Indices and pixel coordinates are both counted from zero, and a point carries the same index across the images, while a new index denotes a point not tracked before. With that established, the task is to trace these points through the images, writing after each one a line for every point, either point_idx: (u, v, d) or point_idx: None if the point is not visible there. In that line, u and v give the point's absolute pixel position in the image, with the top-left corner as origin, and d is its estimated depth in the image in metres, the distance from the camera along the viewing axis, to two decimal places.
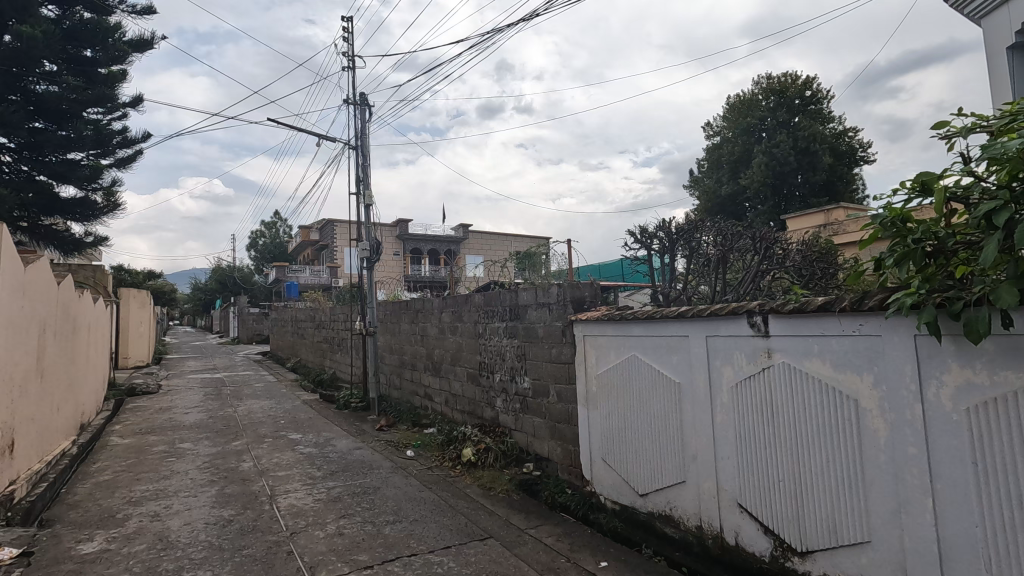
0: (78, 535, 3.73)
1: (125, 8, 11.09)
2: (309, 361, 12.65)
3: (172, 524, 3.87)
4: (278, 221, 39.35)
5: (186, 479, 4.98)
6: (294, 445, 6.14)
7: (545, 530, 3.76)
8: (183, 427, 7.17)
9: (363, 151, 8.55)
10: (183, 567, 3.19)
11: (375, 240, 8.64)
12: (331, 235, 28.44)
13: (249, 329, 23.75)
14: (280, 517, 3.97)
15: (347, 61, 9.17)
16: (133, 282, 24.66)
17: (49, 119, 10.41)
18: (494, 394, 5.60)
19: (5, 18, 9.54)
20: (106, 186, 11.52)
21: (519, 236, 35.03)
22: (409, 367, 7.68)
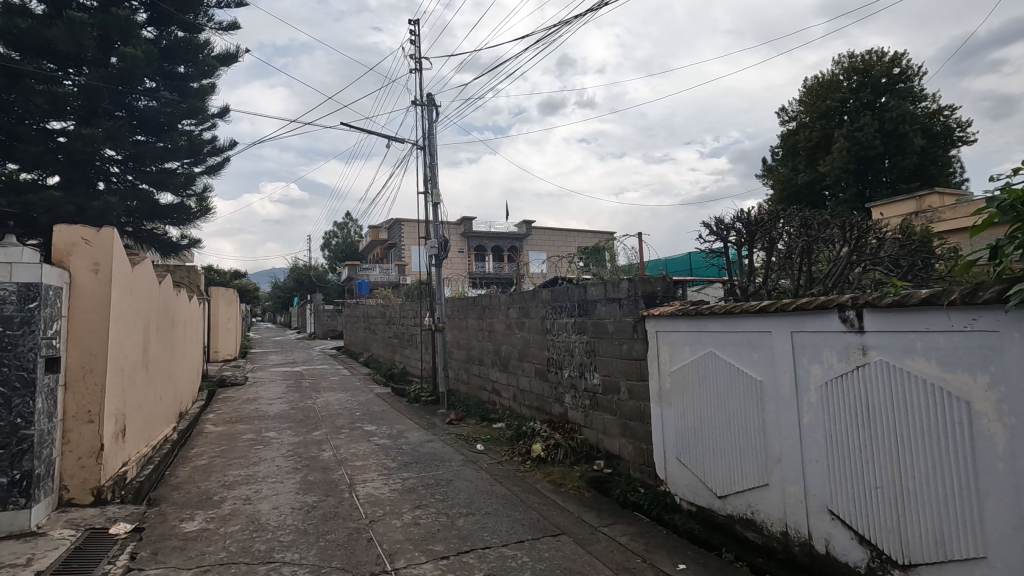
0: (181, 514, 4.04)
1: (213, 26, 11.89)
2: (380, 356, 13.10)
3: (263, 508, 4.12)
4: (349, 221, 41.02)
5: (272, 466, 5.29)
6: (369, 437, 6.37)
7: (619, 529, 3.69)
8: (267, 417, 7.62)
9: (430, 151, 8.75)
10: (273, 548, 3.38)
11: (444, 238, 8.79)
12: (398, 233, 29.33)
13: (325, 325, 24.94)
14: (359, 505, 4.13)
15: (415, 63, 9.40)
16: (221, 282, 26.53)
17: (149, 132, 11.36)
18: (564, 390, 5.56)
19: (112, 41, 10.44)
20: (199, 192, 12.45)
21: (582, 231, 34.68)
22: (477, 362, 7.78)
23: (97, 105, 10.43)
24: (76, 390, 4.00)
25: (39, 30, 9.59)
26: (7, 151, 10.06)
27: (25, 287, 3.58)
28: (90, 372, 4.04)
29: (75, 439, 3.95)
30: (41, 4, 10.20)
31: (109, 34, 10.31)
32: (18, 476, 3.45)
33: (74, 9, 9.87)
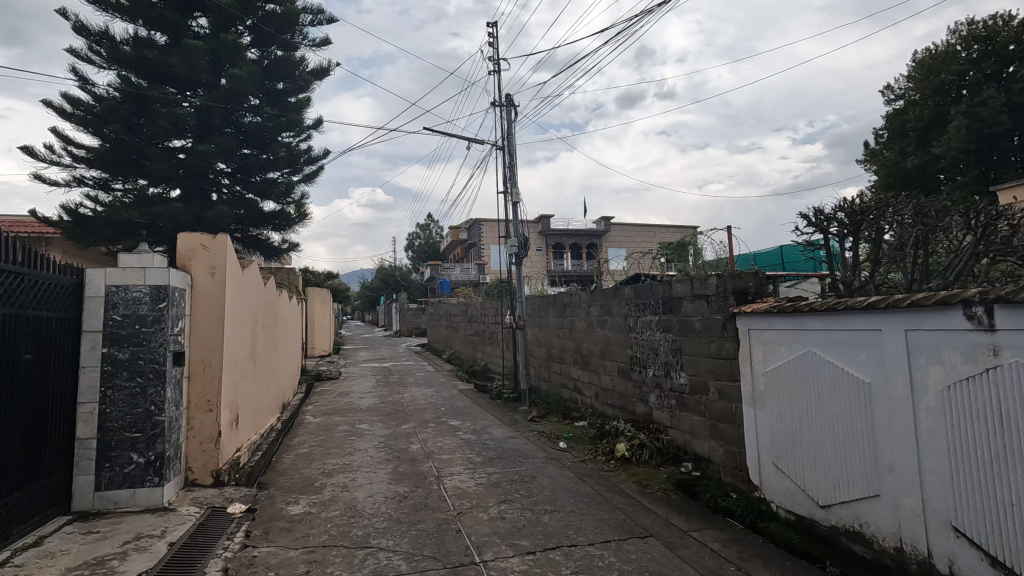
0: (287, 497, 4.37)
1: (308, 43, 12.70)
2: (462, 353, 13.42)
3: (358, 495, 4.36)
4: (431, 223, 42.38)
5: (366, 456, 5.58)
6: (455, 431, 6.56)
7: (710, 534, 3.56)
8: (360, 410, 8.05)
9: (510, 151, 8.85)
10: (370, 534, 3.57)
11: (524, 236, 8.83)
12: (478, 234, 29.90)
13: (410, 323, 25.95)
14: (447, 497, 4.27)
15: (494, 65, 9.53)
16: (316, 283, 28.29)
17: (254, 145, 12.35)
18: (648, 389, 5.43)
19: (221, 64, 11.43)
20: (297, 200, 13.36)
21: (663, 226, 33.65)
22: (558, 360, 7.78)
23: (210, 122, 11.48)
24: (197, 382, 4.43)
25: (162, 59, 10.70)
26: (138, 168, 11.31)
27: (156, 289, 4.01)
28: (208, 366, 4.47)
29: (197, 426, 4.38)
30: (164, 36, 11.38)
31: (219, 58, 11.32)
32: (153, 458, 3.89)
33: (191, 38, 10.94)
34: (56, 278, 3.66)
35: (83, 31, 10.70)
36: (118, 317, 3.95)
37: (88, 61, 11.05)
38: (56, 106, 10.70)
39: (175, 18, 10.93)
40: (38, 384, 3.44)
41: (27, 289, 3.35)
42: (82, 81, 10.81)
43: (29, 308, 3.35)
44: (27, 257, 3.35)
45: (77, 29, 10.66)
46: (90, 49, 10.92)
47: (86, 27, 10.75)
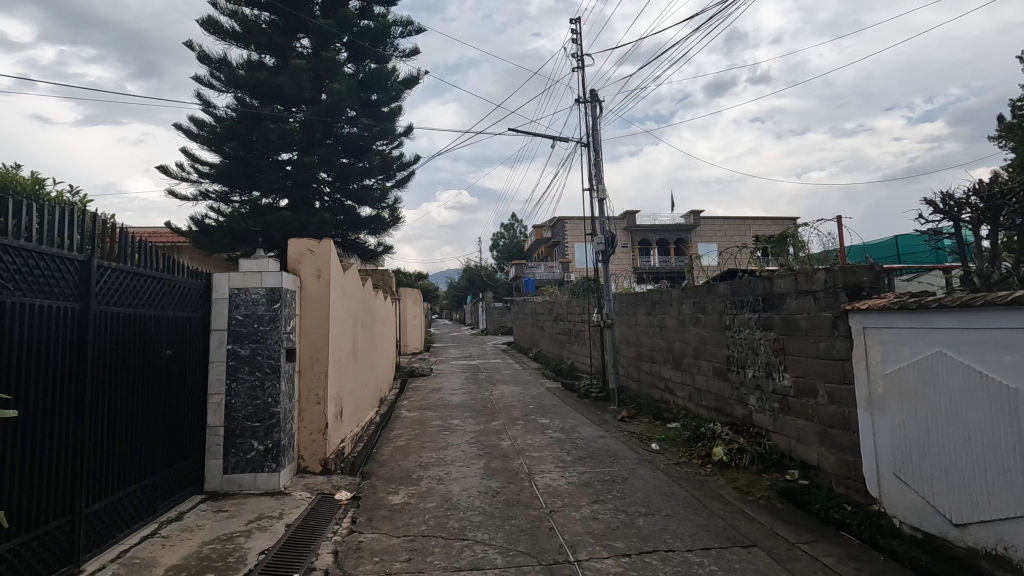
0: (388, 488, 4.60)
1: (398, 54, 13.26)
2: (548, 352, 13.44)
3: (454, 489, 4.51)
4: (515, 222, 42.84)
5: (459, 451, 5.75)
6: (544, 429, 6.59)
7: (822, 548, 3.31)
8: (451, 406, 8.31)
9: (595, 148, 8.74)
10: (466, 526, 3.68)
11: (610, 233, 8.68)
12: (561, 232, 29.80)
13: (496, 322, 26.41)
14: (539, 494, 4.30)
15: (578, 62, 9.45)
16: (407, 283, 29.53)
17: (352, 154, 13.11)
18: (748, 390, 5.15)
19: (322, 80, 12.23)
20: (391, 205, 14.03)
21: (758, 218, 31.72)
22: (648, 359, 7.59)
23: (313, 135, 12.34)
24: (307, 377, 4.78)
25: (272, 79, 11.64)
26: (251, 180, 12.39)
27: (271, 291, 4.37)
28: (316, 362, 4.80)
29: (307, 417, 4.73)
30: (273, 58, 12.38)
31: (321, 75, 12.13)
32: (270, 445, 4.25)
33: (296, 58, 11.83)
34: (190, 281, 4.10)
35: (206, 60, 11.89)
36: (239, 316, 4.35)
37: (210, 86, 12.28)
38: (184, 128, 11.98)
39: (283, 42, 11.96)
40: (177, 376, 3.87)
41: (167, 291, 3.78)
42: (206, 104, 12.01)
43: (168, 308, 3.78)
44: (166, 263, 3.78)
45: (201, 58, 11.87)
46: (211, 75, 12.13)
47: (208, 55, 11.95)
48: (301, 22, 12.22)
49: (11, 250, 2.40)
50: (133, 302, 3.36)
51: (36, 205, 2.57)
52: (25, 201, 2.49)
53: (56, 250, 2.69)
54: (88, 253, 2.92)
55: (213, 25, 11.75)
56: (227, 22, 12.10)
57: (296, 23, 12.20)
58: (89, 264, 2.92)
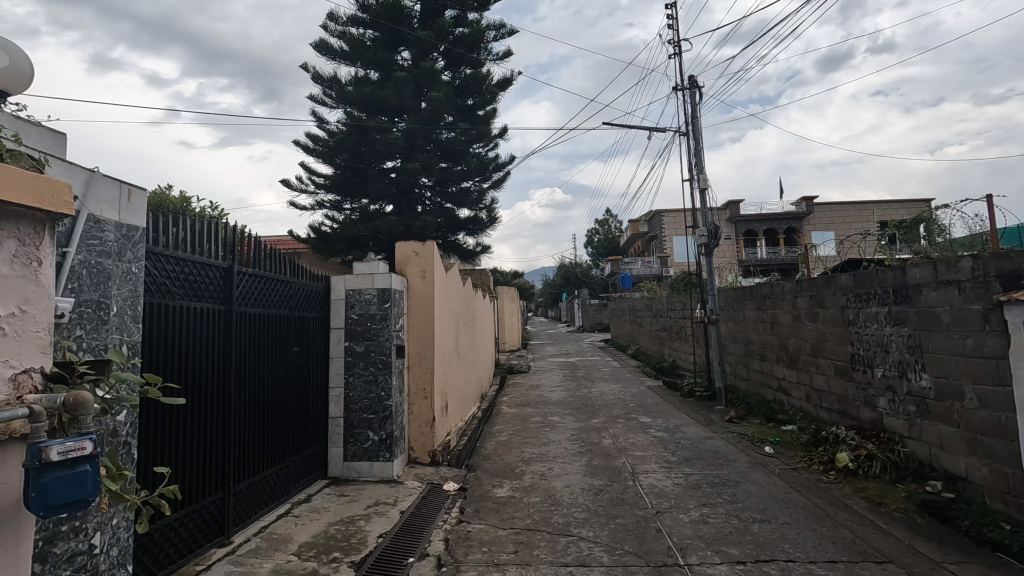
0: (493, 481, 4.73)
1: (492, 57, 13.53)
2: (648, 349, 13.10)
3: (557, 484, 4.54)
4: (610, 218, 42.13)
5: (560, 447, 5.78)
6: (646, 428, 6.43)
7: (974, 570, 2.93)
8: (551, 403, 8.36)
9: (696, 136, 8.37)
10: (570, 522, 3.69)
11: (714, 225, 8.26)
12: (659, 225, 28.81)
13: (592, 319, 26.14)
14: (644, 494, 4.20)
15: (675, 48, 9.08)
16: (503, 282, 30.08)
17: (450, 158, 13.59)
18: (877, 392, 4.68)
19: (421, 88, 12.78)
20: (488, 205, 14.37)
21: (884, 202, 28.60)
22: (758, 357, 7.14)
23: (414, 143, 12.96)
24: (415, 373, 5.04)
25: (377, 92, 12.36)
26: (360, 189, 13.26)
27: (382, 291, 4.65)
28: (423, 358, 5.06)
29: (417, 411, 5.00)
30: (377, 72, 13.14)
31: (421, 84, 12.69)
32: (384, 436, 4.53)
33: (398, 70, 12.47)
34: (313, 284, 4.50)
35: (319, 80, 12.89)
36: (355, 315, 4.68)
37: (323, 104, 13.30)
38: (302, 144, 13.07)
39: (386, 56, 12.65)
40: (304, 371, 4.26)
41: (294, 294, 4.17)
42: (320, 120, 13.02)
43: (295, 309, 4.17)
44: (293, 269, 4.18)
45: (315, 78, 12.88)
46: (324, 93, 13.13)
47: (321, 75, 12.94)
48: (402, 36, 12.87)
49: (173, 260, 2.77)
50: (266, 304, 3.75)
51: (190, 220, 2.95)
52: (181, 217, 2.86)
53: (205, 259, 3.06)
54: (229, 261, 3.29)
55: (324, 47, 12.71)
56: (337, 42, 13.02)
57: (397, 37, 12.87)
58: (231, 270, 3.29)
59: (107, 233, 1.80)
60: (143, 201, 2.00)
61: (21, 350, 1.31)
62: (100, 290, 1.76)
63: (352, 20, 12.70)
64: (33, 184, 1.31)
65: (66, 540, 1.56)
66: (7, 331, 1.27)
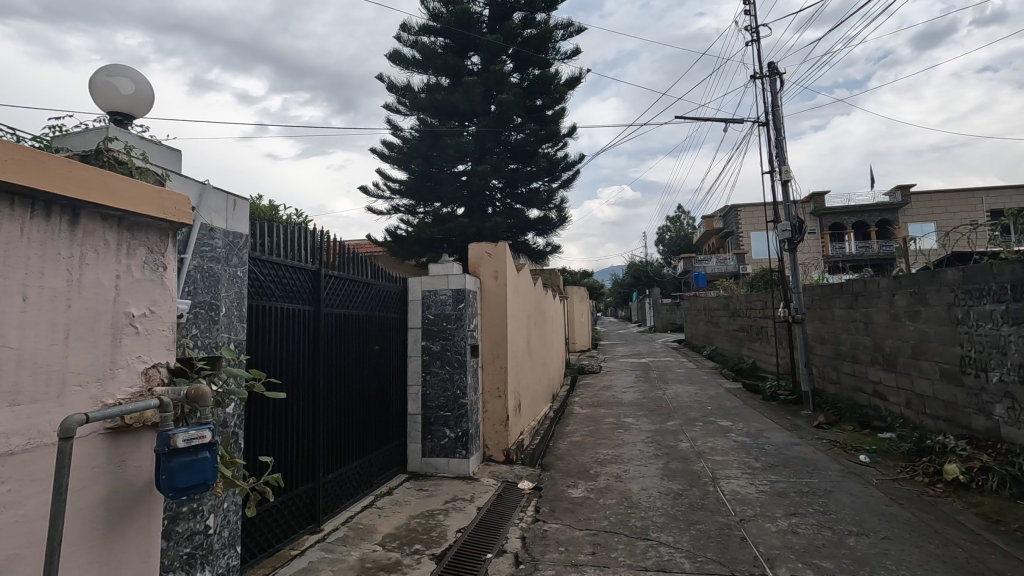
0: (568, 481, 4.71)
1: (561, 56, 13.49)
2: (725, 350, 12.57)
3: (633, 487, 4.45)
4: (682, 215, 40.84)
5: (635, 449, 5.67)
6: (726, 432, 6.18)
7: None
8: (624, 404, 8.22)
9: (777, 126, 7.95)
10: (649, 526, 3.61)
11: (798, 219, 7.81)
12: (734, 221, 27.59)
13: (664, 319, 25.45)
14: (726, 501, 4.03)
15: (753, 34, 8.67)
16: (571, 282, 29.92)
17: (519, 159, 13.69)
18: (991, 398, 4.25)
19: (491, 92, 12.95)
20: (558, 205, 14.34)
21: (995, 189, 25.86)
22: (849, 359, 6.67)
23: (484, 145, 13.16)
24: (490, 372, 5.13)
25: (448, 98, 12.66)
26: (433, 192, 13.64)
27: (456, 291, 4.75)
28: (496, 358, 5.14)
29: (491, 409, 5.08)
30: (448, 78, 13.46)
31: (490, 88, 12.86)
32: (460, 434, 4.63)
33: (468, 75, 12.71)
34: (391, 285, 4.68)
35: (393, 88, 13.39)
36: (431, 315, 4.83)
37: (397, 111, 13.79)
38: (378, 151, 13.62)
39: (456, 61, 12.93)
40: (384, 369, 4.45)
41: (374, 295, 4.36)
42: (395, 128, 13.51)
43: (376, 310, 4.36)
44: (374, 271, 4.36)
45: (390, 87, 13.39)
46: (398, 102, 13.62)
47: (395, 84, 13.42)
48: (472, 41, 13.11)
49: (269, 264, 2.97)
50: (350, 305, 3.94)
51: (283, 227, 3.15)
52: (275, 224, 3.06)
53: (297, 263, 3.26)
54: (317, 264, 3.49)
55: (398, 57, 13.19)
56: (410, 51, 13.46)
57: (467, 43, 13.12)
58: (318, 273, 3.48)
59: (217, 240, 1.97)
60: (246, 210, 2.16)
61: (151, 347, 1.46)
62: (212, 293, 1.92)
63: (424, 29, 13.08)
64: (160, 197, 1.46)
65: (186, 520, 1.72)
66: (139, 330, 1.43)
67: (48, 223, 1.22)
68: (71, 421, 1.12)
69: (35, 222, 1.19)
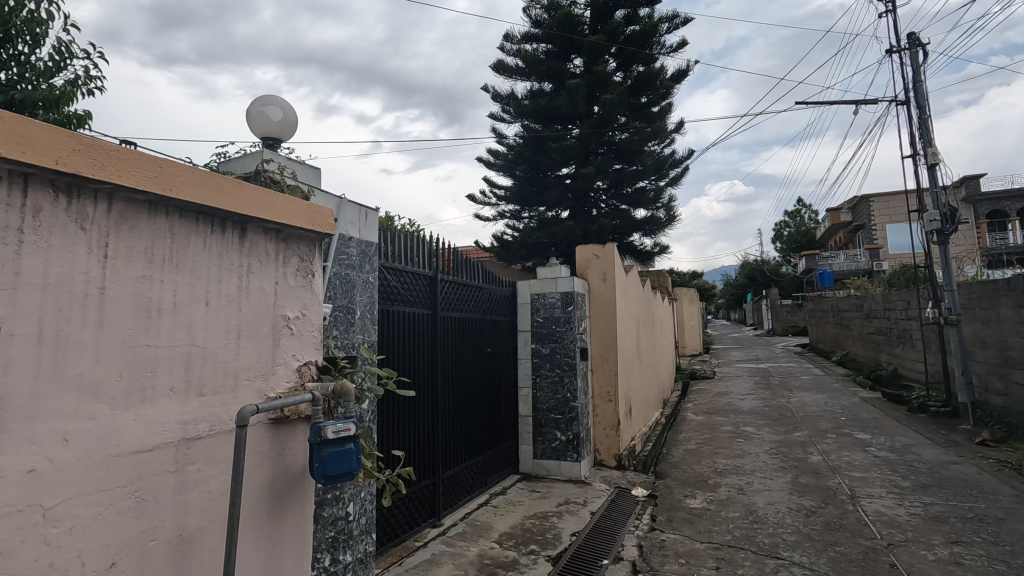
0: (684, 491, 4.51)
1: (666, 50, 13.06)
2: (859, 355, 11.37)
3: (758, 501, 4.16)
4: (802, 209, 37.72)
5: (758, 460, 5.30)
6: (865, 446, 5.59)
7: None
8: (742, 412, 7.73)
9: (921, 105, 7.08)
10: (778, 544, 3.35)
11: (949, 207, 6.89)
12: (865, 213, 24.95)
13: (784, 321, 23.64)
14: (869, 522, 3.64)
15: (888, 4, 7.80)
16: (679, 284, 28.69)
17: (624, 159, 13.40)
18: None
19: (594, 92, 12.84)
20: (666, 204, 13.87)
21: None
22: (1021, 367, 5.74)
23: (588, 147, 13.06)
24: (599, 375, 5.07)
25: (552, 103, 12.73)
26: (537, 197, 13.80)
27: (565, 294, 4.76)
28: (606, 361, 5.07)
29: (601, 413, 5.02)
30: (550, 83, 13.57)
31: (593, 89, 12.79)
32: (571, 437, 4.61)
33: (571, 78, 12.73)
34: (502, 288, 4.78)
35: (498, 98, 13.74)
36: (540, 318, 4.87)
37: (502, 120, 14.14)
38: (484, 159, 14.04)
39: (559, 66, 12.99)
40: (496, 370, 4.55)
41: (486, 299, 4.49)
42: (499, 136, 13.85)
43: (487, 313, 4.48)
44: (485, 275, 4.49)
45: (494, 97, 13.76)
46: (502, 110, 13.95)
47: (499, 94, 13.78)
48: (574, 44, 13.09)
49: (392, 270, 3.16)
50: (464, 308, 4.09)
51: (403, 235, 3.36)
52: (396, 233, 3.28)
53: (417, 268, 3.46)
54: (433, 270, 3.66)
55: (502, 67, 13.51)
56: (513, 60, 13.76)
57: (569, 46, 13.14)
58: (434, 278, 3.65)
59: (352, 248, 2.13)
60: (375, 221, 2.33)
61: (303, 348, 1.62)
62: (349, 297, 2.08)
63: (527, 37, 13.32)
64: (308, 210, 1.61)
65: (330, 506, 1.87)
66: (294, 331, 1.59)
67: (224, 237, 1.39)
68: (246, 411, 1.27)
69: (213, 235, 1.37)
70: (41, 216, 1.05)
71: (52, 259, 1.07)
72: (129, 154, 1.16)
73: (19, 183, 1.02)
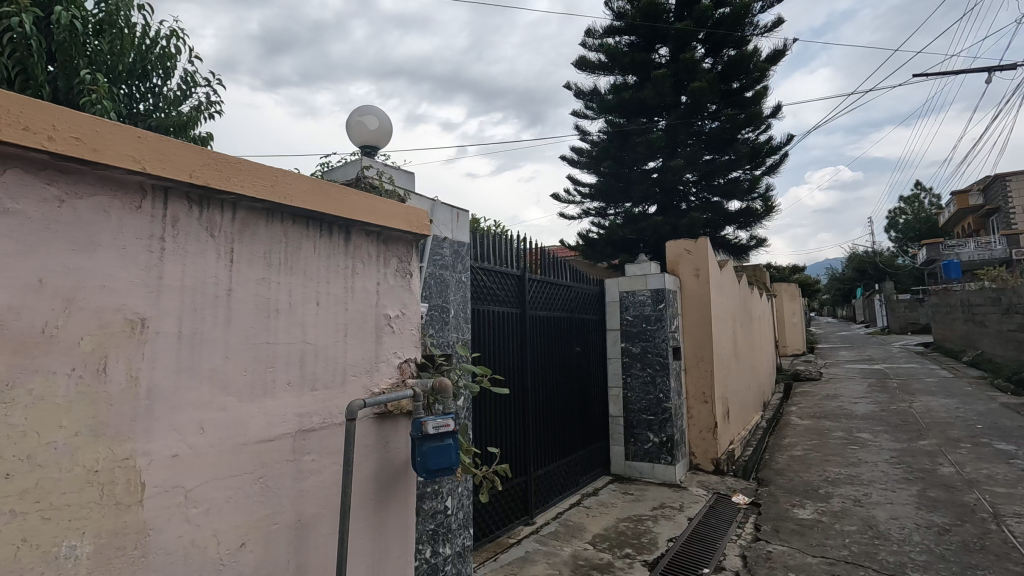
0: (791, 499, 4.21)
1: (759, 31, 12.24)
2: (997, 355, 10.05)
3: (879, 515, 3.79)
4: (921, 193, 34.01)
5: (877, 470, 4.83)
6: (1011, 459, 4.91)
7: None
8: (856, 417, 7.08)
9: None
10: (906, 564, 3.03)
11: None
12: (1001, 195, 22.01)
13: (902, 318, 21.42)
14: (1018, 545, 3.19)
15: None
16: (778, 278, 26.82)
17: (715, 149, 12.74)
18: None
19: (682, 82, 12.32)
20: (763, 194, 13.04)
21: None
22: None
23: (676, 139, 12.59)
24: (694, 375, 4.87)
25: (637, 95, 12.34)
26: (623, 193, 13.52)
27: (656, 291, 4.60)
28: (700, 360, 4.85)
29: (696, 414, 4.81)
30: (635, 76, 13.22)
31: (681, 79, 12.30)
32: (665, 439, 4.46)
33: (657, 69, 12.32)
34: (589, 286, 4.72)
35: (581, 95, 13.61)
36: (630, 316, 4.75)
37: (585, 117, 13.99)
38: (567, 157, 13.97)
39: (643, 57, 12.65)
40: (585, 369, 4.50)
41: (574, 297, 4.44)
42: (583, 133, 13.71)
43: (575, 311, 4.43)
44: (573, 274, 4.44)
45: (577, 94, 13.64)
46: (585, 107, 13.81)
47: (582, 91, 13.64)
48: (659, 33, 12.63)
49: (482, 269, 3.22)
50: (551, 307, 4.08)
51: (492, 235, 3.42)
52: (485, 233, 3.33)
53: (506, 267, 3.50)
54: (521, 269, 3.68)
55: (585, 64, 13.35)
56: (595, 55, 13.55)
57: (654, 36, 12.72)
58: (522, 277, 3.67)
59: (445, 248, 2.19)
60: (466, 222, 2.37)
61: (403, 345, 1.68)
62: (443, 297, 2.14)
63: (609, 31, 13.08)
64: (406, 213, 1.67)
65: (430, 499, 1.93)
66: (395, 329, 1.65)
67: (332, 240, 1.48)
68: (354, 405, 1.34)
69: (322, 239, 1.45)
70: (179, 224, 1.17)
71: (189, 264, 1.18)
72: (249, 165, 1.25)
73: (160, 196, 1.14)
